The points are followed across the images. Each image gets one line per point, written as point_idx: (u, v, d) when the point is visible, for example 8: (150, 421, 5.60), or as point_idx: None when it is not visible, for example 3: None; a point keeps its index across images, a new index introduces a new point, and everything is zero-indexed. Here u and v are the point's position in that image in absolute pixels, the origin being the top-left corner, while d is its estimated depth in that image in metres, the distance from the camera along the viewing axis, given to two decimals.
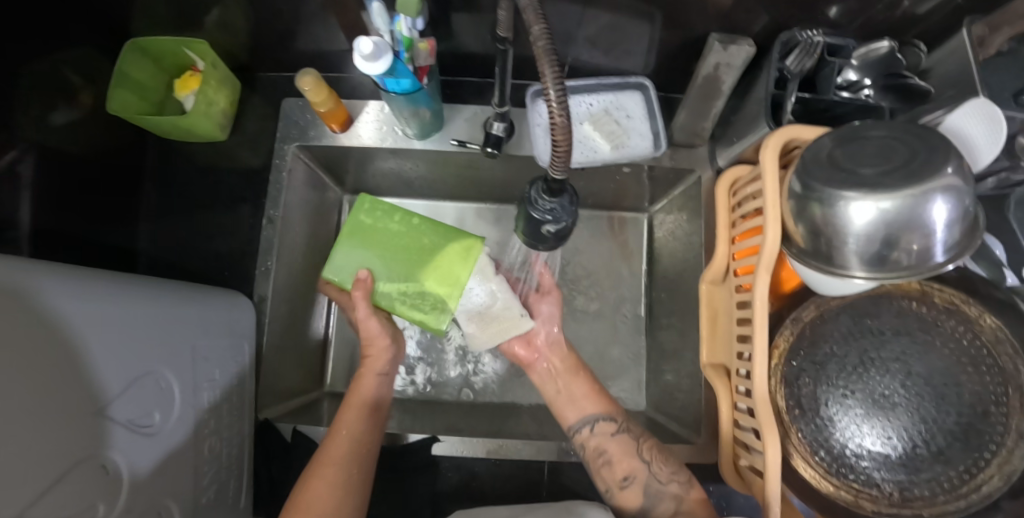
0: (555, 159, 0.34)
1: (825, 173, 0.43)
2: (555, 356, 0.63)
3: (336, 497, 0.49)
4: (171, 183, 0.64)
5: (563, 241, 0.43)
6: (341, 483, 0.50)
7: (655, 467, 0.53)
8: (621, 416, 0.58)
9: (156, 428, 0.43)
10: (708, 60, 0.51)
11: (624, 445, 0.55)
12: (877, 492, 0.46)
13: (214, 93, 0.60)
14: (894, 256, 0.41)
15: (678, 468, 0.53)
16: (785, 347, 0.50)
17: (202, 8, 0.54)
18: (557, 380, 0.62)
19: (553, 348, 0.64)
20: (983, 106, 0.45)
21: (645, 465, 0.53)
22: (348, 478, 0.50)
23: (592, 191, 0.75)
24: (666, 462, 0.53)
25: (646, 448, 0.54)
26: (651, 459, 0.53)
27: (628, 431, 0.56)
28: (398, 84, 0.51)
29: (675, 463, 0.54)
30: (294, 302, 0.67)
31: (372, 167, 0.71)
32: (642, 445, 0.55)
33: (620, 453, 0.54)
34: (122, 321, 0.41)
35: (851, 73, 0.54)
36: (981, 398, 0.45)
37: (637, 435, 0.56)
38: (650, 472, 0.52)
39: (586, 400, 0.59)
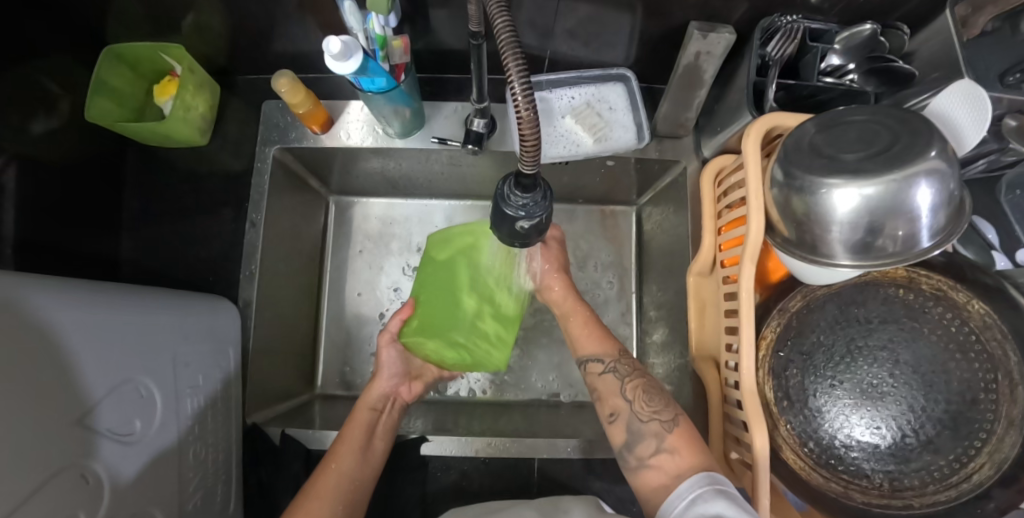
0: (523, 155, 0.33)
1: (805, 160, 0.42)
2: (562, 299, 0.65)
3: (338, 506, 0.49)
4: (153, 189, 0.63)
5: (535, 241, 0.42)
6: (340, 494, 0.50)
7: (637, 406, 0.51)
8: (611, 357, 0.57)
9: (137, 436, 0.43)
10: (688, 50, 0.50)
11: (611, 385, 0.55)
12: (867, 483, 0.45)
13: (192, 98, 0.60)
14: (879, 243, 0.41)
15: (663, 406, 0.50)
16: (772, 338, 0.49)
17: (177, 11, 0.54)
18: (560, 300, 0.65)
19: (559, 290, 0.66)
20: (968, 87, 0.44)
21: (628, 404, 0.52)
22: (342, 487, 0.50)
23: (580, 185, 0.75)
24: (649, 399, 0.51)
25: (630, 387, 0.53)
26: (634, 398, 0.52)
27: (614, 371, 0.55)
28: (373, 83, 0.50)
29: (660, 400, 0.51)
30: (280, 305, 0.67)
31: (357, 167, 0.70)
32: (628, 383, 0.54)
33: (608, 391, 0.55)
34: (99, 328, 0.40)
35: (834, 57, 0.53)
36: (970, 385, 0.44)
37: (625, 374, 0.55)
38: (632, 409, 0.51)
39: (592, 339, 0.60)
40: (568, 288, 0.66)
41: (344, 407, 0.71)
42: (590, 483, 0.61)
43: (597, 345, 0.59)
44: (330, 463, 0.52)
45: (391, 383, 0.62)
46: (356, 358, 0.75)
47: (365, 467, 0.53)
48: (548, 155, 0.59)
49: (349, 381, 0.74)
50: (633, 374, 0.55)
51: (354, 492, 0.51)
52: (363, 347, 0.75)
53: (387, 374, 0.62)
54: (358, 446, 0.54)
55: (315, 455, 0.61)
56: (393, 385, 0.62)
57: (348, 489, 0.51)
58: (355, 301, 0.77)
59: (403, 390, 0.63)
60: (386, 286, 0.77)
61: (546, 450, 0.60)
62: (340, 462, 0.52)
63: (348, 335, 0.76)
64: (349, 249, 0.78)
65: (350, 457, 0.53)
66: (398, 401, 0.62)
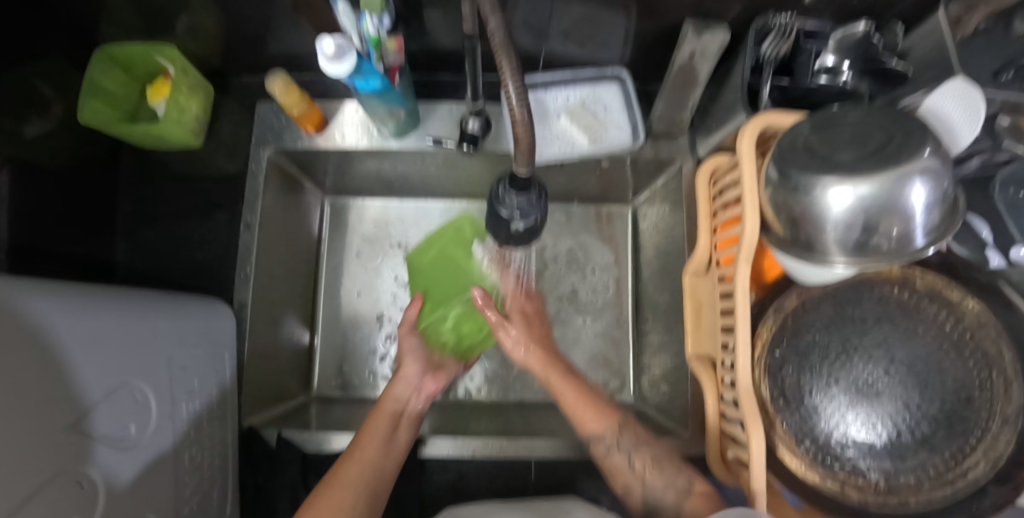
0: (517, 156, 0.34)
1: (799, 160, 0.42)
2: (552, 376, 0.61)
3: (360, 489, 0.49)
4: (146, 191, 0.63)
5: (532, 240, 0.42)
6: (364, 477, 0.50)
7: (650, 480, 0.51)
8: (610, 433, 0.55)
9: (132, 440, 0.42)
10: (682, 50, 0.51)
11: (619, 463, 0.53)
12: (864, 481, 0.45)
13: (186, 100, 0.59)
14: (874, 243, 0.41)
15: (675, 475, 0.50)
16: (767, 337, 0.49)
17: (170, 12, 0.53)
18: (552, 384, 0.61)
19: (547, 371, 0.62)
20: (964, 87, 0.44)
21: (639, 478, 0.51)
22: (369, 466, 0.51)
23: (575, 185, 0.75)
24: (660, 471, 0.51)
25: (637, 461, 0.52)
26: (645, 473, 0.51)
27: (619, 449, 0.54)
28: (367, 84, 0.51)
29: (671, 470, 0.51)
30: (275, 307, 0.66)
31: (352, 169, 0.70)
32: (636, 461, 0.52)
33: (617, 469, 0.53)
34: (93, 333, 0.40)
35: (829, 57, 0.53)
36: (965, 382, 0.44)
37: (629, 449, 0.54)
38: (645, 484, 0.51)
39: (591, 414, 0.57)
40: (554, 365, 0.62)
41: (341, 409, 0.71)
42: (587, 484, 0.61)
43: (597, 419, 0.56)
44: (355, 447, 0.53)
45: (416, 375, 0.64)
46: (352, 360, 0.75)
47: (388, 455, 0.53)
48: (545, 155, 0.59)
49: (345, 382, 0.74)
50: (639, 447, 0.54)
51: (380, 475, 0.51)
52: (359, 348, 0.75)
53: (413, 365, 0.64)
54: (385, 434, 0.55)
55: (313, 459, 0.59)
56: (418, 378, 0.64)
57: (373, 473, 0.51)
58: (351, 303, 0.76)
59: (428, 383, 0.64)
60: (383, 288, 0.77)
61: (543, 450, 0.60)
62: (371, 442, 0.53)
63: (343, 336, 0.76)
64: (344, 251, 0.78)
65: (376, 444, 0.53)
66: (424, 392, 0.63)
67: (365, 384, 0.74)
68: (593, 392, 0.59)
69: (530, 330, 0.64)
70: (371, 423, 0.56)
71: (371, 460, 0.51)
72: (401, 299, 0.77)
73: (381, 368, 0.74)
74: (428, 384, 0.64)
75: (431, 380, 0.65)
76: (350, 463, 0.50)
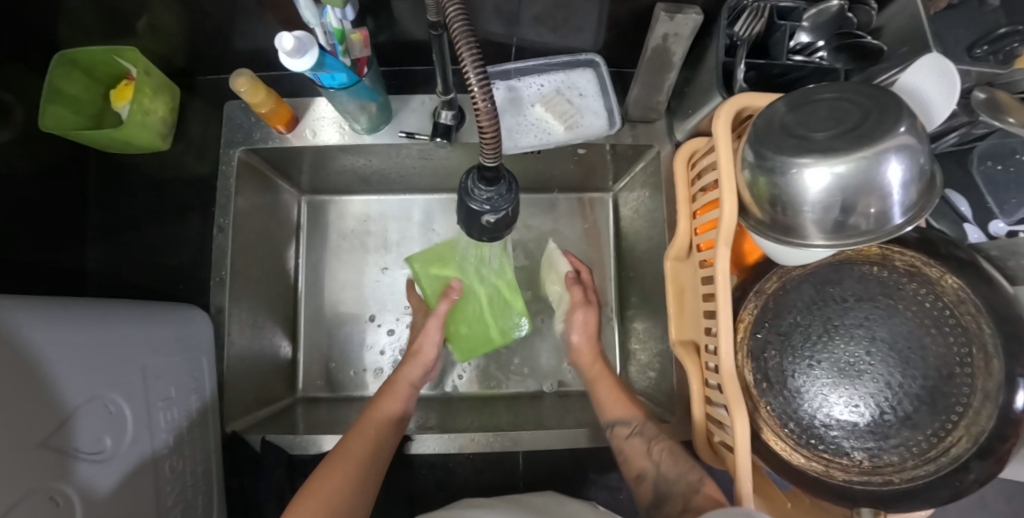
0: (483, 148, 0.33)
1: (774, 140, 0.41)
2: (595, 370, 0.64)
3: (359, 466, 0.50)
4: (115, 197, 0.61)
5: (504, 234, 0.41)
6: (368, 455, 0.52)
7: (665, 467, 0.51)
8: (638, 421, 0.56)
9: (108, 453, 0.42)
10: (655, 31, 0.49)
11: (637, 447, 0.54)
12: (848, 461, 0.45)
13: (150, 102, 0.58)
14: (853, 222, 0.40)
15: (688, 466, 0.51)
16: (749, 320, 0.49)
17: (129, 11, 0.51)
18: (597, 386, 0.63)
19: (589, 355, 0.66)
20: (936, 59, 0.44)
21: (654, 465, 0.52)
22: (373, 447, 0.53)
23: (555, 174, 0.74)
24: (675, 460, 0.51)
25: (657, 448, 0.53)
26: (661, 459, 0.52)
27: (641, 434, 0.54)
28: (333, 78, 0.48)
29: (685, 461, 0.51)
30: (255, 308, 0.65)
31: (327, 166, 0.69)
32: (655, 447, 0.53)
33: (633, 453, 0.54)
34: (58, 346, 0.39)
35: (803, 35, 0.52)
36: (945, 360, 0.44)
37: (652, 436, 0.54)
38: (658, 471, 0.51)
39: (615, 406, 0.59)
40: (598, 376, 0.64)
41: (328, 408, 0.70)
42: (576, 474, 0.61)
43: (621, 410, 0.58)
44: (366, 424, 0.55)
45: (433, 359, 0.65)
46: (339, 359, 0.74)
47: (392, 439, 0.55)
48: (520, 145, 0.59)
49: (332, 381, 0.73)
50: (659, 437, 0.54)
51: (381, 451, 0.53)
52: (344, 346, 0.75)
53: (434, 351, 0.65)
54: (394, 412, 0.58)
55: (299, 461, 0.59)
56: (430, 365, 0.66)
57: (361, 473, 0.50)
58: (334, 301, 0.76)
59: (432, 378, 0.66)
60: (366, 285, 0.76)
61: (530, 443, 0.59)
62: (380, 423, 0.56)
63: (328, 335, 0.75)
64: (324, 249, 0.77)
65: (368, 444, 0.53)
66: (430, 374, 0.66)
67: (351, 382, 0.73)
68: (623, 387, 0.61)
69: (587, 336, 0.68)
70: (380, 402, 0.58)
71: (376, 441, 0.53)
72: (386, 295, 0.76)
73: (377, 358, 0.74)
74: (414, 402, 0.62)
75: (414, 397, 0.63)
76: (357, 439, 0.53)
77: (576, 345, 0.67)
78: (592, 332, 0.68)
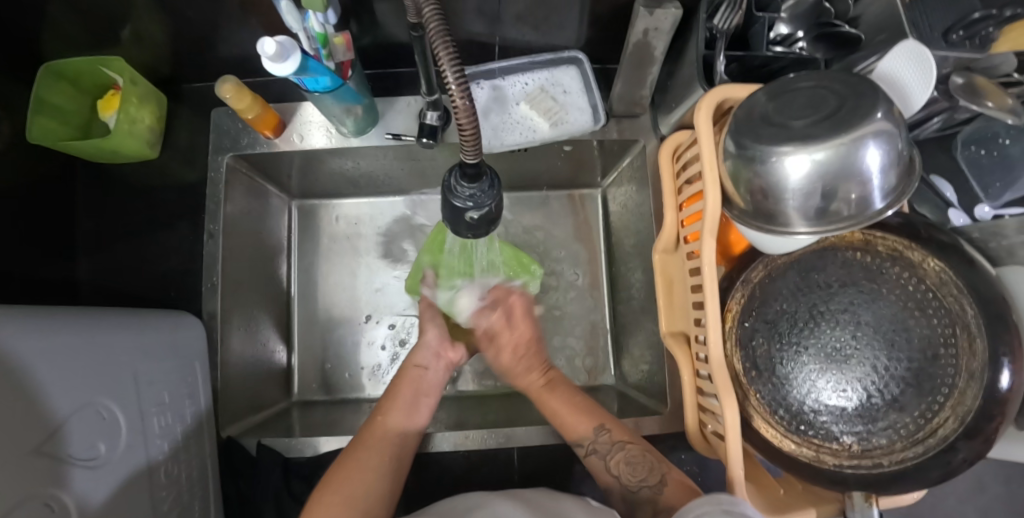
0: (463, 145, 0.33)
1: (754, 130, 0.42)
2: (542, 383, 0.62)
3: (379, 464, 0.49)
4: (105, 206, 0.62)
5: (489, 230, 0.42)
6: (384, 451, 0.50)
7: (625, 478, 0.51)
8: (591, 439, 0.54)
9: (102, 459, 0.42)
10: (636, 26, 0.48)
11: (597, 463, 0.53)
12: (838, 445, 0.45)
13: (137, 111, 0.58)
14: (835, 208, 0.41)
15: (648, 472, 0.50)
16: (736, 310, 0.50)
17: (113, 20, 0.52)
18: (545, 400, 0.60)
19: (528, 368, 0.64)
20: (912, 48, 0.45)
21: (616, 479, 0.52)
22: (390, 445, 0.51)
23: (543, 171, 0.74)
24: (634, 470, 0.51)
25: (615, 460, 0.52)
26: (620, 472, 0.52)
27: (597, 452, 0.53)
28: (316, 82, 0.49)
29: (643, 467, 0.51)
30: (248, 313, 0.66)
31: (316, 170, 0.69)
32: (611, 462, 0.52)
33: (595, 469, 0.53)
34: (48, 355, 0.39)
35: (782, 26, 0.53)
36: (930, 341, 0.44)
37: (607, 450, 0.53)
38: (621, 484, 0.51)
39: (574, 418, 0.56)
40: (552, 381, 0.61)
41: (323, 412, 0.71)
42: (572, 468, 0.62)
43: (580, 422, 0.56)
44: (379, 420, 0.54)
45: (435, 341, 0.64)
46: (334, 361, 0.74)
47: (411, 435, 0.54)
48: (506, 143, 0.59)
49: (327, 384, 0.74)
50: (614, 447, 0.53)
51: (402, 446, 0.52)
52: (338, 349, 0.75)
53: (433, 332, 0.64)
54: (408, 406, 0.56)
55: (295, 465, 0.58)
56: (437, 345, 0.64)
57: (380, 469, 0.49)
58: (328, 305, 0.76)
59: (449, 350, 0.64)
60: (359, 287, 0.76)
61: (524, 439, 0.60)
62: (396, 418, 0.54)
63: (322, 338, 0.75)
64: (315, 253, 0.78)
65: (384, 441, 0.51)
66: (443, 359, 0.63)
67: (346, 384, 0.74)
68: (580, 398, 0.58)
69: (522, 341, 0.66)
70: (393, 397, 0.57)
71: (392, 439, 0.52)
72: (379, 297, 0.76)
73: (378, 353, 0.75)
74: (424, 403, 0.58)
75: (427, 396, 0.59)
76: (371, 436, 0.52)
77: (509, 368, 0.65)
78: (522, 353, 0.65)
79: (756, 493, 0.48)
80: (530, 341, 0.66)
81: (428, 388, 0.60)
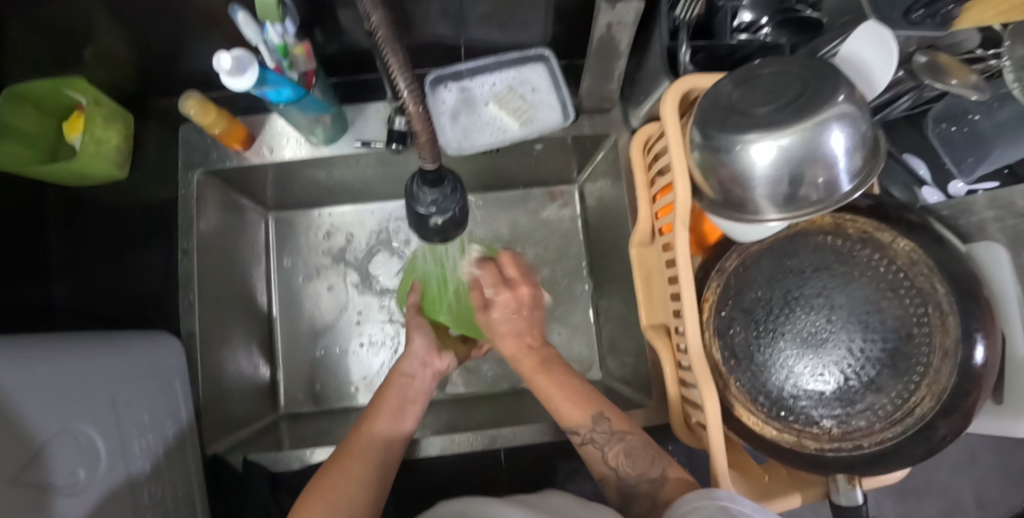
0: (420, 152, 0.33)
1: (720, 118, 0.42)
2: (524, 356, 0.59)
3: (367, 474, 0.48)
4: (76, 229, 0.61)
5: (454, 235, 0.42)
6: (370, 460, 0.49)
7: (622, 470, 0.49)
8: (585, 427, 0.52)
9: (83, 485, 0.42)
10: (598, 21, 0.47)
11: (594, 454, 0.51)
12: (818, 430, 0.46)
13: (103, 131, 0.58)
14: (803, 193, 0.41)
15: (648, 465, 0.48)
16: (713, 299, 0.50)
17: (71, 41, 0.51)
18: (536, 380, 0.57)
19: (506, 329, 0.60)
20: (874, 29, 0.45)
21: (613, 470, 0.50)
22: (375, 454, 0.50)
23: (518, 171, 0.74)
24: (634, 462, 0.49)
25: (612, 451, 0.50)
26: (618, 465, 0.50)
27: (592, 442, 0.51)
28: (279, 94, 0.48)
29: (646, 460, 0.49)
30: (228, 327, 0.65)
31: (291, 181, 0.69)
32: (609, 453, 0.50)
33: (592, 459, 0.51)
34: (24, 383, 0.39)
35: (746, 13, 0.53)
36: (904, 321, 0.44)
37: (604, 442, 0.51)
38: (618, 475, 0.49)
39: (572, 409, 0.53)
40: (546, 361, 0.58)
41: (311, 423, 0.71)
42: (561, 467, 0.62)
43: (574, 411, 0.53)
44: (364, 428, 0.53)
45: (423, 350, 0.63)
46: (320, 371, 0.74)
47: (399, 444, 0.53)
48: (477, 144, 0.60)
49: (314, 395, 0.73)
50: (613, 439, 0.51)
51: (388, 454, 0.51)
52: (324, 358, 0.75)
53: (420, 341, 0.63)
54: (394, 411, 0.56)
55: (283, 479, 0.59)
56: (425, 353, 0.63)
57: (371, 480, 0.48)
58: (311, 315, 0.76)
59: (435, 359, 0.63)
60: (341, 297, 0.76)
61: (510, 439, 0.60)
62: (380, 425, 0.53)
63: (307, 349, 0.75)
64: (296, 264, 0.77)
65: (372, 449, 0.51)
66: (430, 368, 0.62)
67: (333, 394, 0.73)
68: (573, 381, 0.56)
69: (520, 317, 0.61)
70: (380, 404, 0.56)
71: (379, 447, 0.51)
72: (361, 304, 0.76)
73: (364, 360, 0.75)
74: (409, 411, 0.57)
75: (413, 405, 0.58)
76: (355, 447, 0.51)
77: (495, 326, 0.61)
78: (513, 313, 0.60)
79: (741, 482, 0.49)
80: (524, 304, 0.61)
81: (415, 396, 0.59)
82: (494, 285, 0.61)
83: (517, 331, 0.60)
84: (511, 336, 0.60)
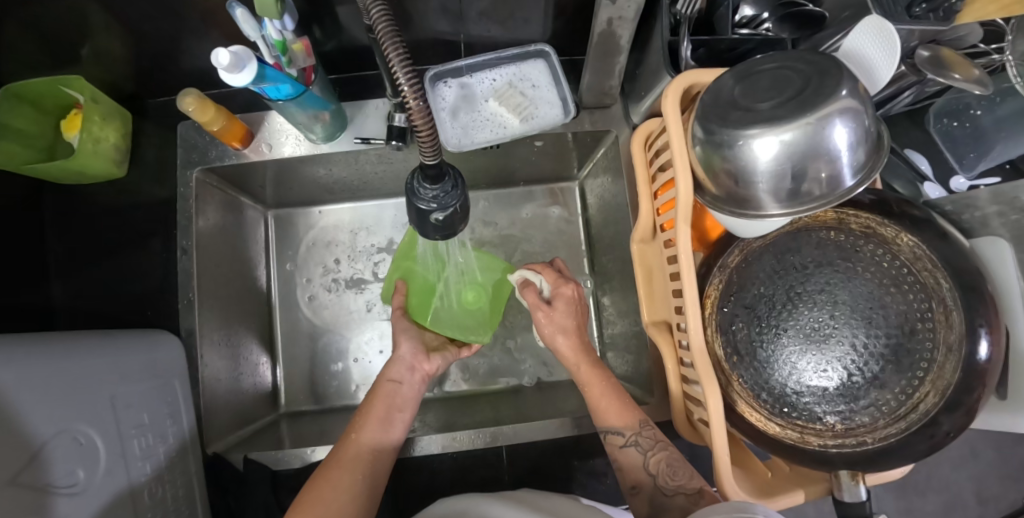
0: (422, 146, 0.32)
1: (722, 114, 0.41)
2: (581, 360, 0.59)
3: (352, 483, 0.49)
4: (73, 228, 0.61)
5: (458, 230, 0.41)
6: (355, 468, 0.50)
7: (661, 479, 0.49)
8: (631, 429, 0.52)
9: (82, 486, 0.41)
10: (599, 16, 0.47)
11: (632, 458, 0.51)
12: (822, 426, 0.45)
13: (100, 130, 0.57)
14: (807, 188, 0.40)
15: (688, 478, 0.49)
16: (714, 296, 0.50)
17: (67, 39, 0.51)
18: (592, 384, 0.56)
19: (566, 326, 0.61)
20: (875, 22, 0.44)
21: (651, 478, 0.50)
22: (359, 462, 0.51)
23: (518, 168, 0.74)
24: (674, 473, 0.49)
25: (653, 459, 0.51)
26: (658, 472, 0.50)
27: (636, 444, 0.52)
28: (278, 90, 0.48)
29: (685, 472, 0.49)
30: (228, 326, 0.65)
31: (290, 179, 0.69)
32: (651, 459, 0.50)
33: (629, 464, 0.52)
34: (21, 384, 0.38)
35: (747, 8, 0.54)
36: (908, 316, 0.44)
37: (648, 447, 0.51)
38: (657, 484, 0.49)
39: (616, 413, 0.54)
40: (599, 363, 0.59)
41: (312, 422, 0.70)
42: (563, 465, 0.62)
43: (618, 413, 0.54)
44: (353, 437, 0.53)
45: (409, 354, 0.62)
46: (321, 369, 0.74)
47: (387, 454, 0.53)
48: (476, 141, 0.58)
49: (315, 393, 0.73)
50: (655, 446, 0.51)
51: (377, 463, 0.51)
52: (324, 356, 0.75)
53: (406, 346, 0.63)
54: (382, 418, 0.55)
55: (283, 477, 0.59)
56: (412, 357, 0.62)
57: (356, 489, 0.49)
58: (311, 313, 0.76)
59: (423, 362, 0.62)
60: (341, 294, 0.76)
61: (511, 437, 0.59)
62: (366, 436, 0.53)
63: (307, 347, 0.75)
64: (295, 262, 0.77)
65: (356, 459, 0.51)
66: (419, 372, 0.61)
67: (334, 392, 0.73)
68: (619, 386, 0.57)
69: (574, 315, 0.62)
70: (365, 412, 0.55)
71: (364, 459, 0.51)
72: (361, 302, 0.76)
73: (364, 357, 0.74)
74: (398, 418, 0.56)
75: (401, 411, 0.57)
76: (342, 455, 0.51)
77: (557, 321, 0.61)
78: (575, 308, 0.63)
79: (745, 479, 0.48)
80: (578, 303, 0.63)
81: (403, 403, 0.58)
82: (559, 282, 0.64)
83: (575, 328, 0.61)
84: (569, 338, 0.60)
